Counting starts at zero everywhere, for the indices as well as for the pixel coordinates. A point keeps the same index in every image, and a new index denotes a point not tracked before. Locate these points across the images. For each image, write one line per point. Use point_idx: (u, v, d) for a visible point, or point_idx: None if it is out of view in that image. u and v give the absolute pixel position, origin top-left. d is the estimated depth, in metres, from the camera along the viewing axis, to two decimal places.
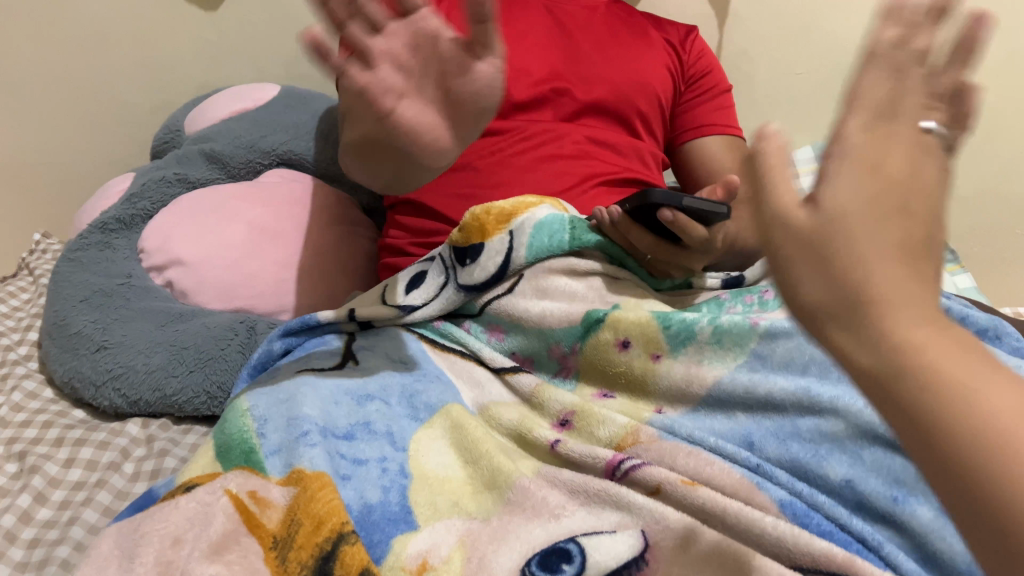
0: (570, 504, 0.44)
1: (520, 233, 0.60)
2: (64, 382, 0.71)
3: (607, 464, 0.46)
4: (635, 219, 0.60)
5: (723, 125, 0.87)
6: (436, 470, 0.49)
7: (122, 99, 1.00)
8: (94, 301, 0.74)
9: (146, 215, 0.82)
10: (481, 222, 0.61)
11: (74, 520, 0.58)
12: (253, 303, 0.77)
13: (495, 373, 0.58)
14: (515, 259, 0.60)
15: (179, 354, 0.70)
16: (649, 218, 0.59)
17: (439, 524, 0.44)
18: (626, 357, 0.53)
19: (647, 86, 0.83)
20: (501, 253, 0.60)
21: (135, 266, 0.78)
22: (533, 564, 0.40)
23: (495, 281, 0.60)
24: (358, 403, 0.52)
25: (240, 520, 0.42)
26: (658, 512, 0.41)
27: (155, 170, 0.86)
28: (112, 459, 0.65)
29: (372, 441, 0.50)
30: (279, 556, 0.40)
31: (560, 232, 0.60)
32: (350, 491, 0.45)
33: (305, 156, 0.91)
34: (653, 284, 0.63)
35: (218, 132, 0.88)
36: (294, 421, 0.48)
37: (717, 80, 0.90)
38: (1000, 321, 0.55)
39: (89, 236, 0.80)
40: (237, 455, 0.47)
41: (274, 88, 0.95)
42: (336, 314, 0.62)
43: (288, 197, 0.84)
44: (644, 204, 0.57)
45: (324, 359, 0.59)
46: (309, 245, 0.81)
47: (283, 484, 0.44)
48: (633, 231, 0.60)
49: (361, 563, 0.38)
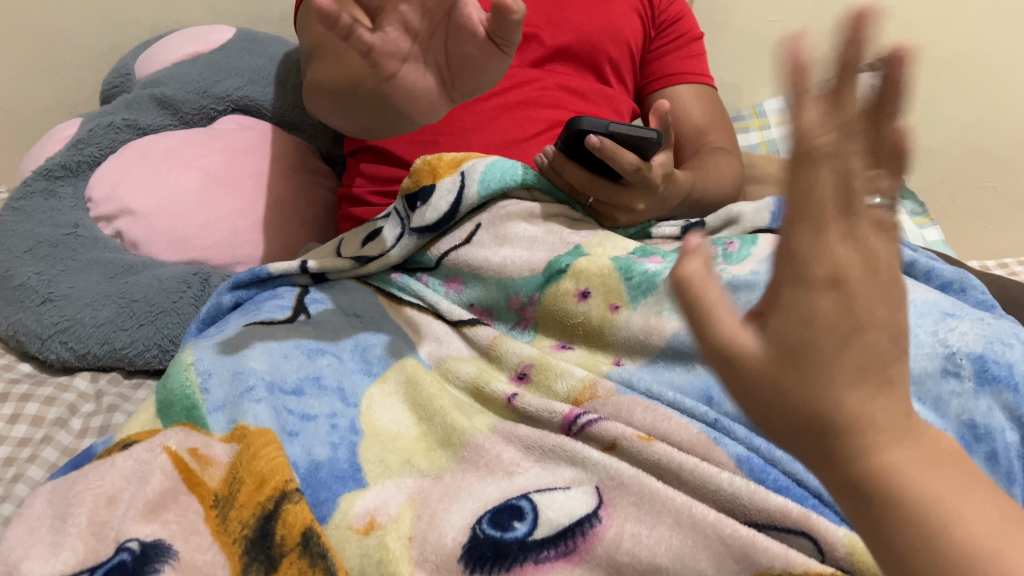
0: (525, 460, 0.43)
1: (470, 172, 0.59)
2: (9, 335, 0.69)
3: (563, 419, 0.45)
4: (570, 152, 0.60)
5: (693, 74, 0.85)
6: (389, 427, 0.47)
7: (70, 43, 0.95)
8: (38, 252, 0.71)
9: (94, 161, 0.79)
10: (434, 166, 0.61)
11: (17, 477, 0.56)
12: (208, 254, 0.74)
13: (454, 326, 0.57)
14: (467, 197, 0.59)
15: (129, 307, 0.68)
16: (581, 153, 0.60)
17: (389, 482, 0.43)
18: (584, 308, 0.52)
19: (616, 31, 0.80)
20: (451, 192, 0.59)
21: (83, 216, 0.75)
22: (483, 521, 0.39)
23: (448, 220, 0.59)
24: (309, 357, 0.51)
25: (180, 479, 0.40)
26: (613, 468, 0.40)
27: (102, 115, 0.82)
28: (59, 415, 0.63)
29: (322, 396, 0.48)
30: (220, 516, 0.39)
31: (513, 169, 0.60)
32: (298, 448, 0.44)
33: (260, 101, 0.88)
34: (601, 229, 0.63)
35: (170, 76, 0.85)
36: (240, 375, 0.46)
37: (689, 24, 0.88)
38: (968, 274, 0.54)
39: (33, 183, 0.76)
40: (178, 411, 0.45)
41: (230, 30, 0.91)
42: (288, 266, 0.60)
43: (244, 143, 0.81)
44: (572, 132, 0.57)
45: (273, 312, 0.56)
46: (267, 195, 0.79)
47: (226, 441, 0.43)
48: (568, 167, 0.61)
49: (304, 524, 0.37)
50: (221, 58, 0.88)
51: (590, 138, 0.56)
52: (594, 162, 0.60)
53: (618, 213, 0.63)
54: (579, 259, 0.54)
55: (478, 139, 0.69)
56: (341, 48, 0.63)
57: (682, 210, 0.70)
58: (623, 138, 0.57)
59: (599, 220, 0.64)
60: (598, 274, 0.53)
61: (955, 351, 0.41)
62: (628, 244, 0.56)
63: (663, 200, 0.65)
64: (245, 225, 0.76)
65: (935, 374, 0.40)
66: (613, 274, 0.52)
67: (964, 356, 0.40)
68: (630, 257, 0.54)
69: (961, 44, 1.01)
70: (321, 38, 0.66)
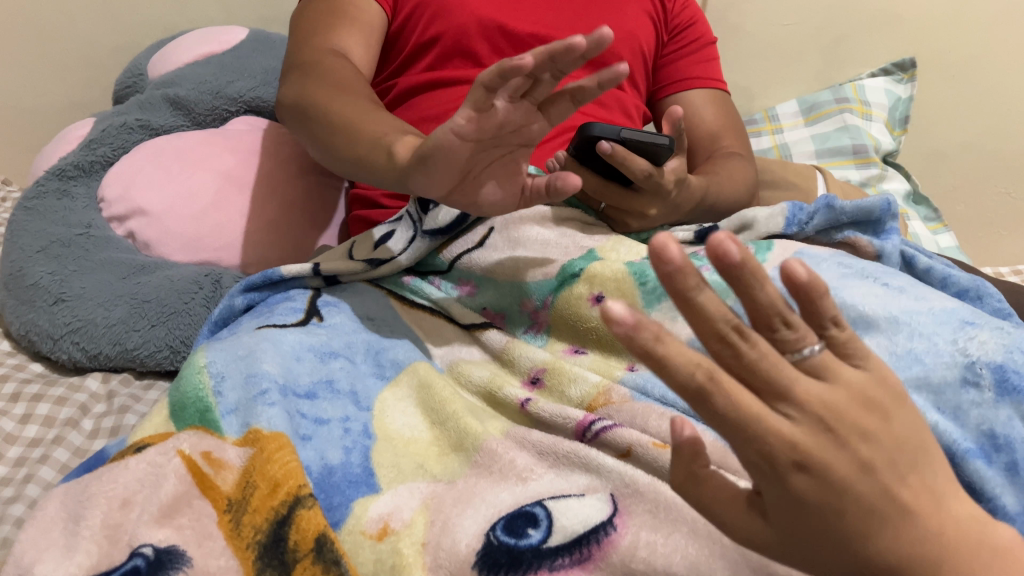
0: (539, 466, 0.43)
1: None
2: (22, 335, 0.69)
3: (578, 424, 0.44)
4: (582, 159, 0.59)
5: (706, 78, 0.85)
6: (401, 432, 0.47)
7: (84, 43, 0.95)
8: (50, 252, 0.71)
9: (106, 161, 0.79)
10: None
11: (29, 477, 0.56)
12: (219, 256, 0.74)
13: (466, 330, 0.56)
14: None
15: (141, 308, 0.68)
16: (595, 160, 0.59)
17: (403, 487, 0.43)
18: (598, 313, 0.52)
19: (630, 35, 0.80)
20: None
21: (95, 216, 0.75)
22: (498, 528, 0.38)
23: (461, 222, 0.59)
24: (321, 360, 0.51)
25: (193, 482, 0.40)
26: (628, 475, 0.40)
27: (115, 115, 0.82)
28: (70, 415, 0.63)
29: (335, 400, 0.48)
30: (233, 520, 0.39)
31: None
32: (311, 452, 0.44)
33: (273, 102, 0.88)
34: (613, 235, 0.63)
35: (183, 76, 0.85)
36: (252, 378, 0.46)
37: (702, 27, 0.88)
38: (986, 282, 0.54)
39: (45, 183, 0.76)
40: (191, 415, 0.45)
41: (243, 31, 0.91)
42: (300, 268, 0.60)
43: (255, 144, 0.81)
44: (584, 138, 0.57)
45: (285, 315, 0.56)
46: (279, 197, 0.79)
47: (239, 445, 0.42)
48: (580, 174, 0.60)
49: (317, 529, 0.37)
50: (233, 59, 0.88)
51: (601, 144, 0.56)
52: (607, 168, 0.60)
53: (629, 218, 0.62)
54: (592, 263, 0.54)
55: None
56: (337, 79, 0.62)
57: (694, 216, 0.69)
58: (634, 142, 0.57)
59: (612, 225, 0.64)
60: (612, 278, 0.52)
61: (975, 359, 0.40)
62: (641, 250, 0.56)
63: (676, 204, 0.65)
64: (256, 228, 0.76)
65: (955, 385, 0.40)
66: (627, 279, 0.52)
67: (984, 365, 0.40)
68: (644, 262, 0.53)
69: (975, 47, 1.01)
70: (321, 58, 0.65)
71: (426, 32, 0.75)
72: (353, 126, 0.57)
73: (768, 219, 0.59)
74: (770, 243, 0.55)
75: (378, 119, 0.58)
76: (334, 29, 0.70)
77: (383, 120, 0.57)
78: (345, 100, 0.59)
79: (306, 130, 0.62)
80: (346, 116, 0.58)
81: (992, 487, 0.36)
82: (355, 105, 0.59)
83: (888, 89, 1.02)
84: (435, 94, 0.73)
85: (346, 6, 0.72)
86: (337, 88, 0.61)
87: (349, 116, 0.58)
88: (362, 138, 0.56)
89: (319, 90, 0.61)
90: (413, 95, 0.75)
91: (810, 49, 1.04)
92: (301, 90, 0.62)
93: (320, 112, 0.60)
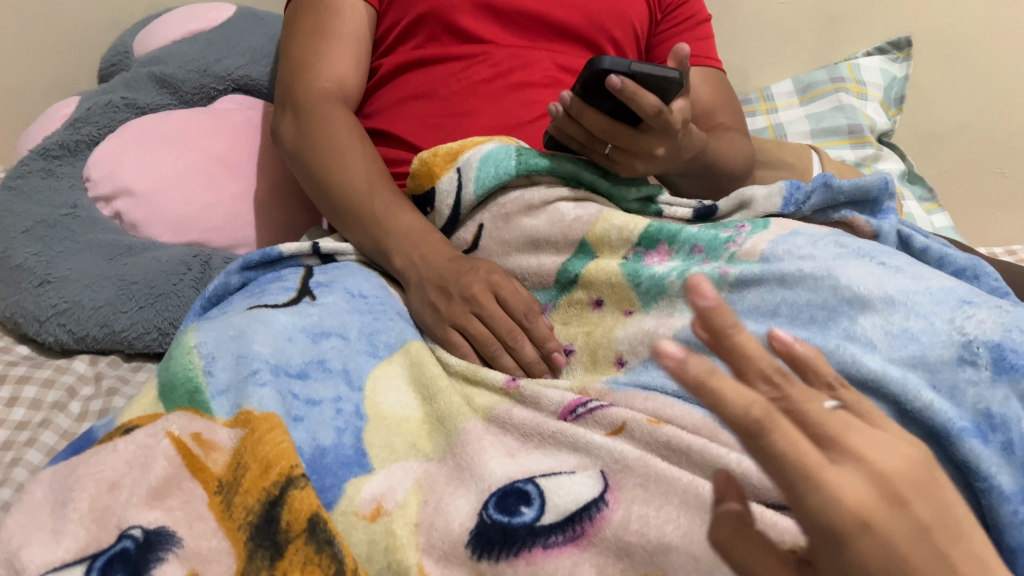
0: (524, 448, 0.42)
1: (468, 168, 0.59)
2: (7, 317, 0.67)
3: (565, 405, 0.44)
4: (588, 97, 0.56)
5: (701, 57, 0.83)
6: (394, 410, 0.46)
7: (69, 21, 0.94)
8: (36, 233, 0.70)
9: (91, 141, 0.78)
10: (429, 163, 0.61)
11: (16, 460, 0.56)
12: (208, 236, 0.73)
13: None
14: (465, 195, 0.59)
15: (128, 289, 0.67)
16: (602, 99, 0.56)
17: (395, 467, 0.42)
18: (600, 315, 0.54)
19: (623, 14, 0.78)
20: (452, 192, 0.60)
21: (80, 196, 0.74)
22: (490, 506, 0.38)
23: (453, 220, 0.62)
24: (313, 340, 0.49)
25: (183, 464, 0.39)
26: (617, 451, 0.39)
27: (101, 94, 0.81)
28: (58, 398, 0.62)
29: (327, 379, 0.47)
30: (224, 501, 0.38)
31: (506, 158, 0.58)
32: (302, 433, 0.43)
33: (261, 81, 0.87)
34: (615, 187, 0.61)
35: (170, 55, 0.83)
36: (243, 360, 0.45)
37: (696, 5, 0.87)
38: (984, 261, 0.52)
39: (30, 162, 0.75)
40: (180, 396, 0.44)
41: (230, 8, 0.90)
42: (299, 246, 0.60)
43: (243, 124, 0.80)
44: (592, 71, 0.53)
45: (277, 294, 0.55)
46: (268, 176, 0.77)
47: (230, 426, 0.42)
48: (586, 112, 0.57)
49: (310, 509, 0.37)
50: (220, 36, 0.87)
51: (612, 78, 0.53)
52: (615, 104, 0.57)
53: (636, 160, 0.61)
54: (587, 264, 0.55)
55: (481, 122, 0.67)
56: (339, 138, 0.64)
57: (694, 165, 0.68)
58: (645, 78, 0.54)
59: (614, 167, 0.62)
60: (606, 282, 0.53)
61: (972, 338, 0.39)
62: (633, 229, 0.54)
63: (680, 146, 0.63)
64: (245, 210, 0.75)
65: (952, 363, 0.39)
66: (622, 281, 0.52)
67: (982, 343, 0.39)
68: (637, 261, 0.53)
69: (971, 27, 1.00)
70: (316, 105, 0.66)
71: (411, 11, 0.74)
72: (377, 217, 0.61)
73: (766, 199, 0.58)
74: (766, 221, 0.54)
75: (399, 206, 0.61)
76: (327, 44, 0.70)
77: (403, 207, 0.61)
78: (359, 179, 0.62)
79: (323, 204, 0.64)
80: (366, 204, 0.61)
81: (987, 465, 0.35)
82: (374, 190, 0.62)
83: (884, 68, 1.02)
84: (423, 72, 0.72)
85: (325, 14, 0.71)
86: (347, 159, 0.63)
87: (369, 202, 0.61)
88: (390, 228, 0.60)
89: (332, 162, 0.63)
90: (401, 73, 0.74)
91: (806, 28, 1.03)
92: (312, 163, 0.64)
93: (336, 196, 0.63)
